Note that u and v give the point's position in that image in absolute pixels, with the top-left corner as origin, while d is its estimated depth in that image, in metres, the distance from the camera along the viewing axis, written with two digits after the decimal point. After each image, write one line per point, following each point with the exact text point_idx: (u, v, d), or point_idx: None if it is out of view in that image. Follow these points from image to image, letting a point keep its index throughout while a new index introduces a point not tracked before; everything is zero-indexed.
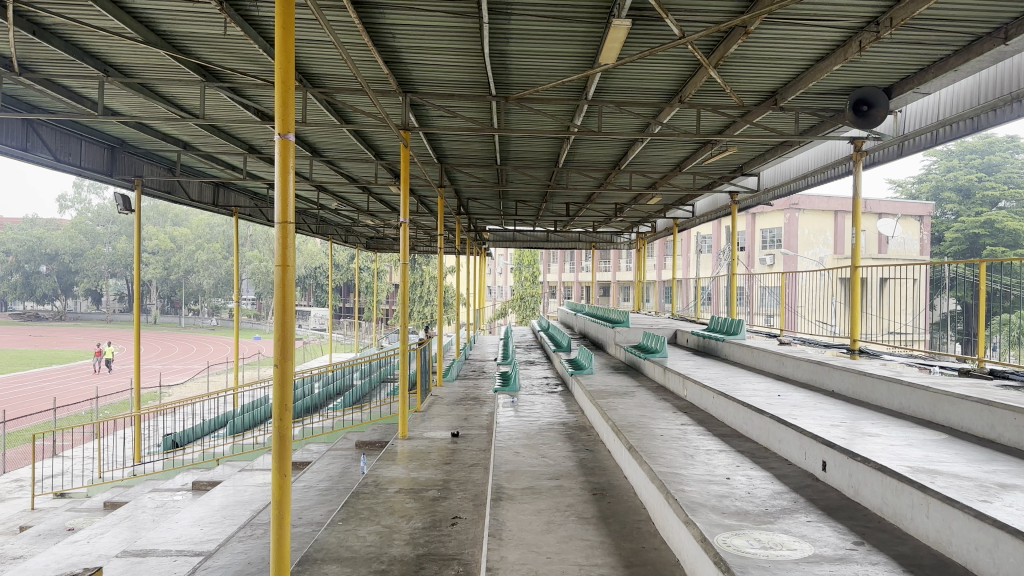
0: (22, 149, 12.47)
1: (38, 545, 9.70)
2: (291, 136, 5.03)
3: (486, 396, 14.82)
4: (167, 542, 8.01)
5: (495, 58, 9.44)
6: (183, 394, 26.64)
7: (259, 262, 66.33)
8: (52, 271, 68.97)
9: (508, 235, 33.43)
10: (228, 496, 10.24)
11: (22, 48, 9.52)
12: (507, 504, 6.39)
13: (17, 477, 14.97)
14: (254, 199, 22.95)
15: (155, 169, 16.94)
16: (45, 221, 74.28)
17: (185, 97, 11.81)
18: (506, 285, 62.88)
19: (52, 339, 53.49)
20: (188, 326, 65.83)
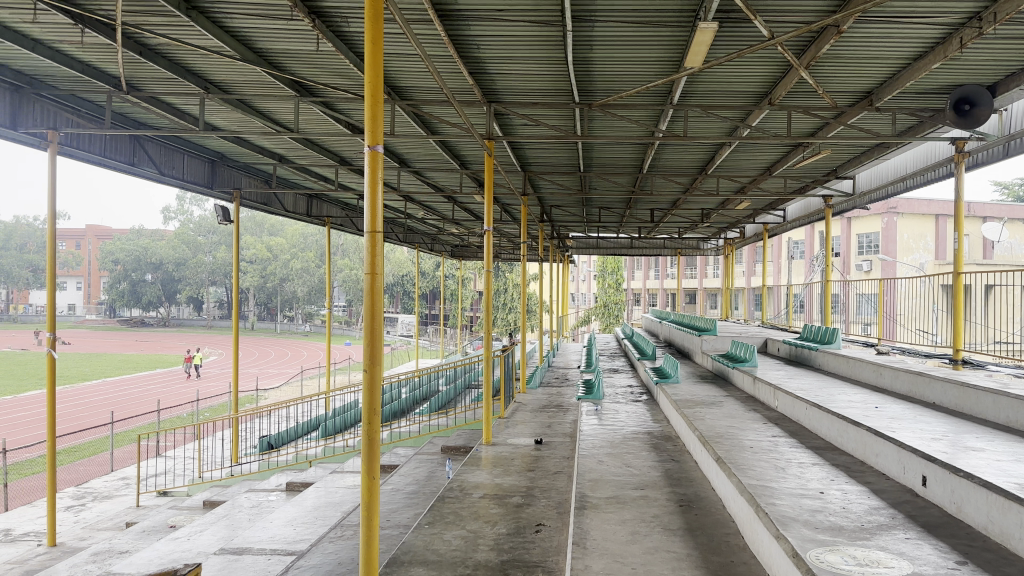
0: (129, 164, 13.28)
1: (143, 541, 10.26)
2: (379, 148, 5.16)
3: (569, 404, 14.79)
4: (261, 541, 8.33)
5: (579, 65, 9.45)
6: (277, 397, 27.69)
7: (348, 270, 68.32)
8: (158, 279, 72.96)
9: (591, 242, 33.33)
10: (319, 497, 10.57)
11: (132, 68, 10.15)
12: (592, 513, 6.35)
13: (124, 475, 15.88)
14: (345, 210, 23.70)
15: (252, 182, 17.73)
16: (151, 231, 78.57)
17: (281, 112, 12.32)
18: (590, 292, 62.70)
19: (156, 344, 56.49)
20: (283, 332, 68.38)
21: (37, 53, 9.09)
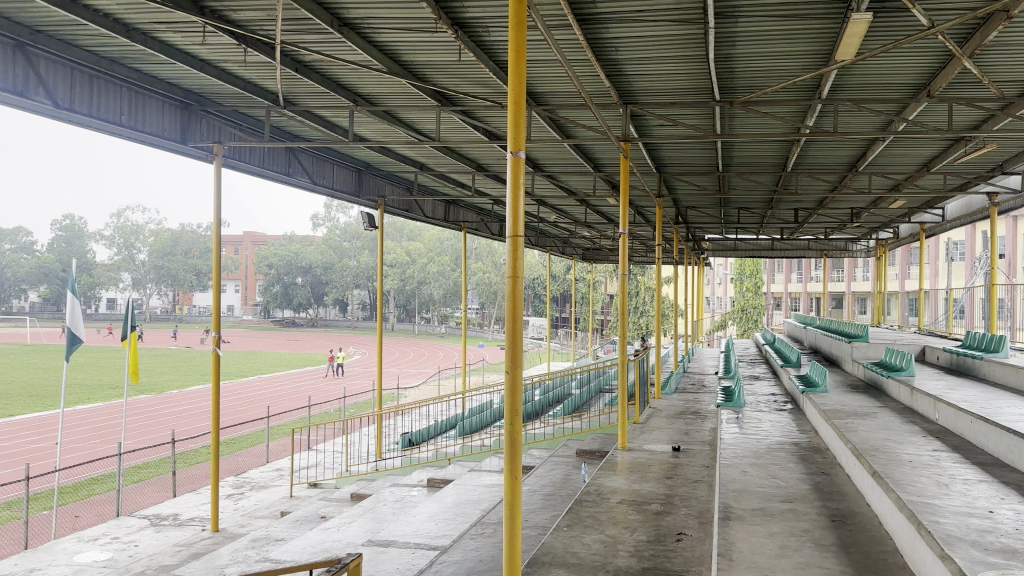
0: (285, 174, 14.20)
1: (297, 529, 10.92)
2: (522, 153, 5.25)
3: (707, 410, 14.40)
4: (406, 534, 8.67)
5: (720, 63, 9.20)
6: (416, 396, 28.69)
7: (482, 274, 69.77)
8: (307, 282, 77.56)
9: (728, 244, 32.34)
10: (459, 494, 10.86)
11: (290, 85, 10.86)
12: (735, 524, 6.16)
13: (279, 466, 16.97)
14: (480, 215, 24.25)
15: (395, 189, 18.50)
16: (301, 237, 83.58)
17: (423, 121, 12.78)
18: (726, 296, 60.76)
19: (305, 344, 60.01)
20: (421, 334, 70.79)
21: (206, 72, 9.92)
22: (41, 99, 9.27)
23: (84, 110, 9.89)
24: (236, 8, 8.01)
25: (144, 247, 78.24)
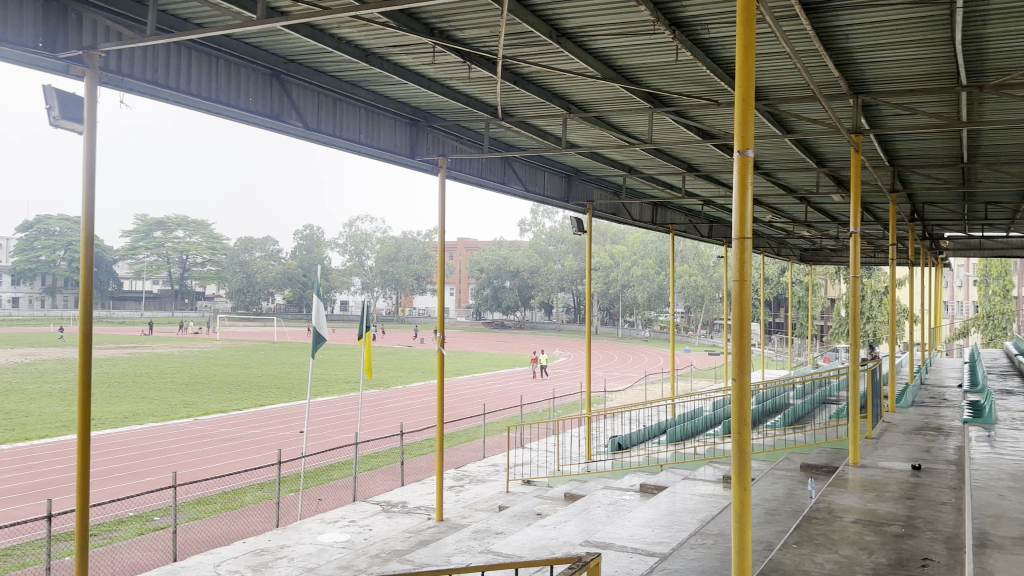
0: (500, 182, 14.82)
1: (515, 524, 11.32)
2: (749, 152, 5.06)
3: (952, 427, 12.96)
4: (622, 538, 8.68)
5: (971, 44, 8.26)
6: (623, 400, 28.64)
7: (689, 276, 68.06)
8: (514, 286, 80.29)
9: (973, 243, 28.94)
10: (673, 502, 10.69)
11: (508, 97, 11.32)
12: (998, 554, 5.49)
13: (495, 462, 17.72)
14: (689, 217, 23.72)
15: (604, 193, 18.62)
16: (510, 242, 86.63)
17: (634, 125, 12.76)
18: (969, 300, 54.32)
19: (514, 345, 62.09)
20: (626, 337, 70.51)
21: (432, 90, 10.62)
22: (293, 122, 10.54)
23: (327, 130, 11.11)
24: (461, 27, 8.50)
25: (370, 253, 85.19)
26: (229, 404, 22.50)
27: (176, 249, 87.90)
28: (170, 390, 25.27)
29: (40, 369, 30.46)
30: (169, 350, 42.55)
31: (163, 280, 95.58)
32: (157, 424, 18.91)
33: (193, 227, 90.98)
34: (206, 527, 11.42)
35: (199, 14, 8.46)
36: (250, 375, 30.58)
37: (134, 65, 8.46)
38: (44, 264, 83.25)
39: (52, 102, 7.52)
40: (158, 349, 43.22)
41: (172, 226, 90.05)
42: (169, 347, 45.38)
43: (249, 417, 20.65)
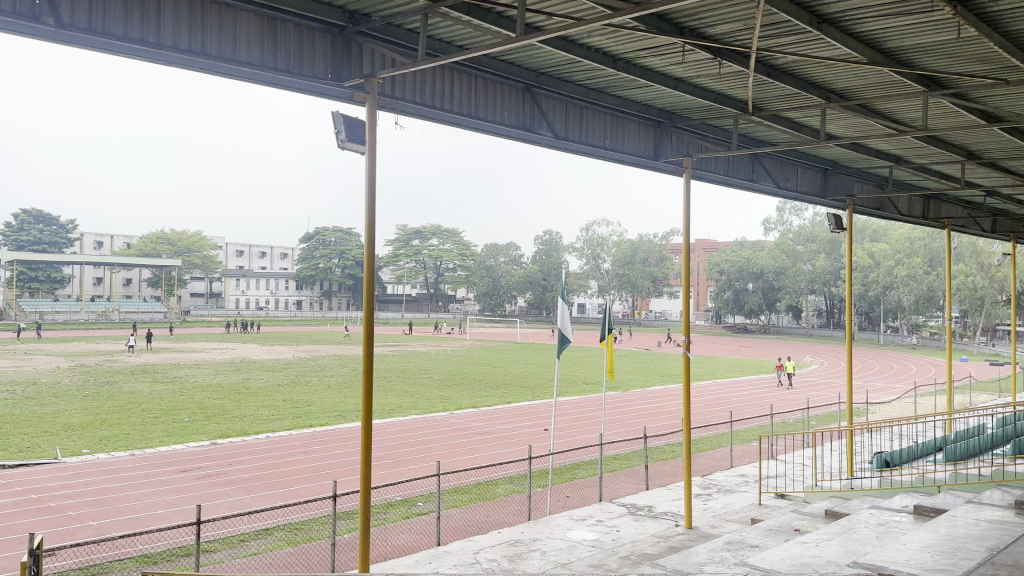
0: (749, 180, 14.26)
1: (771, 538, 10.76)
2: None
3: None
4: (897, 563, 7.91)
5: None
6: (888, 413, 26.04)
7: (966, 277, 60.16)
8: (758, 288, 76.58)
9: None
10: (957, 528, 9.53)
11: (759, 91, 10.86)
12: None
13: (744, 472, 17.01)
14: (969, 210, 21.04)
15: (865, 187, 17.14)
16: (753, 243, 82.66)
17: (904, 110, 11.62)
18: None
19: (758, 351, 59.05)
20: (887, 345, 64.08)
21: (680, 90, 10.49)
22: (543, 131, 11.12)
23: (574, 138, 11.56)
24: (712, 23, 8.31)
25: (607, 256, 85.66)
26: (480, 401, 23.85)
27: (430, 256, 95.55)
28: (428, 386, 27.36)
29: (321, 364, 34.51)
30: (425, 349, 46.13)
31: (419, 283, 104.01)
32: (417, 416, 20.56)
33: (444, 236, 98.37)
34: (464, 516, 12.16)
35: (462, 36, 9.04)
36: (498, 373, 32.18)
37: (406, 89, 9.31)
38: (322, 270, 94.27)
39: (338, 126, 8.20)
40: (416, 347, 47.01)
41: (427, 235, 98.21)
42: (426, 346, 49.18)
43: (498, 413, 21.73)
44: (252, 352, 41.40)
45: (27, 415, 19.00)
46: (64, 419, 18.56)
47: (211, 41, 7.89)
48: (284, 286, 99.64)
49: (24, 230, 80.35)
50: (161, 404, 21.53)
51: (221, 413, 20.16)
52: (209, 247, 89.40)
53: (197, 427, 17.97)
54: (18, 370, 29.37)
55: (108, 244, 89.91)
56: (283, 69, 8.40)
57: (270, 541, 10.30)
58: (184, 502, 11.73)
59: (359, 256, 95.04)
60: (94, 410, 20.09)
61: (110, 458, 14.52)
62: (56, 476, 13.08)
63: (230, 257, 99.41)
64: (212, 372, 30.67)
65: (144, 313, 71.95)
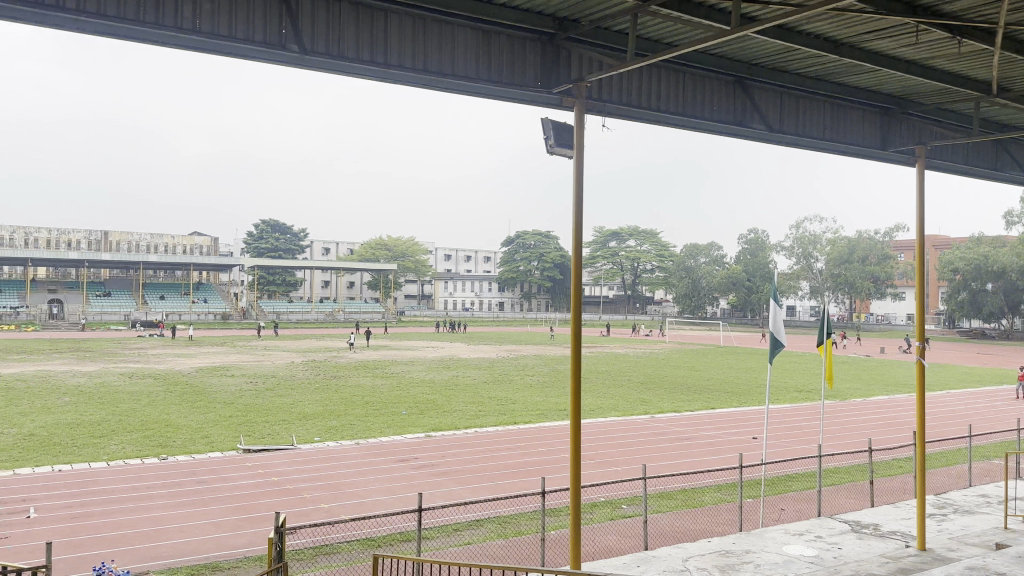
0: (992, 168, 12.72)
1: (1022, 566, 9.46)
2: None
3: None
4: None
5: None
6: None
7: None
8: (1000, 289, 68.29)
9: None
10: None
11: (1006, 68, 9.61)
12: None
13: (984, 492, 15.13)
14: None
15: None
16: (993, 237, 73.39)
17: None
18: None
19: (1001, 359, 52.31)
20: None
21: (911, 73, 9.56)
22: (756, 124, 10.86)
23: (789, 131, 11.17)
24: None
25: (820, 255, 79.97)
26: (683, 405, 23.30)
27: (628, 257, 95.12)
28: (628, 388, 27.20)
29: (523, 364, 35.54)
30: (625, 351, 45.91)
31: (617, 284, 103.83)
32: (618, 418, 20.51)
33: (644, 236, 97.32)
34: (672, 521, 11.91)
35: (669, 33, 8.91)
36: (700, 378, 31.24)
37: (614, 90, 9.45)
38: (523, 273, 96.89)
39: (547, 132, 8.38)
40: (615, 349, 46.94)
41: (625, 236, 97.74)
42: (625, 348, 48.93)
43: (702, 418, 21.11)
44: (458, 351, 43.53)
45: (269, 405, 21.38)
46: (299, 409, 20.65)
47: (432, 58, 8.48)
48: (487, 288, 103.87)
49: (266, 239, 90.49)
50: (380, 397, 23.28)
51: (433, 408, 21.40)
52: (420, 251, 94.91)
53: (412, 420, 19.22)
54: (262, 365, 33.07)
55: (334, 250, 98.83)
56: (496, 80, 8.82)
57: (481, 532, 10.76)
58: (403, 490, 12.60)
59: (559, 258, 96.57)
60: (324, 402, 22.11)
61: (338, 446, 15.95)
62: (294, 460, 14.61)
63: (438, 260, 105.33)
64: (424, 369, 32.65)
65: (364, 313, 78.26)
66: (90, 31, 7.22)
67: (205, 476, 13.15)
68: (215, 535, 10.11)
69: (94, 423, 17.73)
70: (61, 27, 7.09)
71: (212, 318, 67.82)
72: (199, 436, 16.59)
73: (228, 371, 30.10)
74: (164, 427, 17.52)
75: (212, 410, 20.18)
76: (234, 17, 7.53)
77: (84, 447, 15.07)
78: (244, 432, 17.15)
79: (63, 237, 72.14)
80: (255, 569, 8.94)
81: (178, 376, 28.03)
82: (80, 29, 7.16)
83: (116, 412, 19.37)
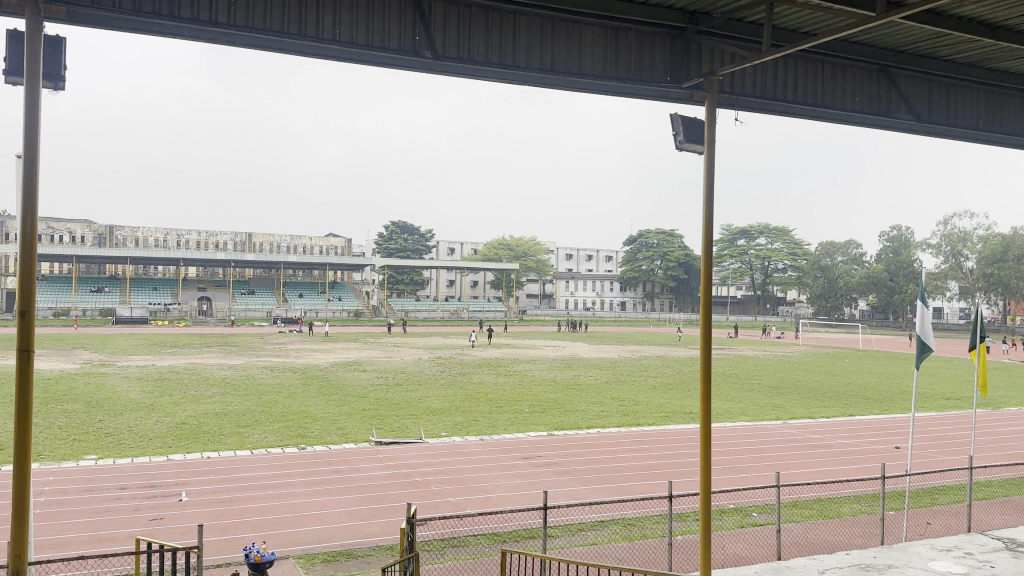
0: None
1: None
2: None
3: None
4: None
5: None
6: None
7: None
8: None
9: None
10: None
11: None
12: None
13: None
14: None
15: None
16: None
17: None
18: None
19: None
20: None
21: None
22: (903, 115, 10.27)
23: (939, 121, 10.53)
24: None
25: (972, 253, 74.08)
26: (816, 411, 22.19)
27: (757, 256, 91.90)
28: (757, 392, 26.20)
29: (647, 365, 35.00)
30: (753, 353, 44.27)
31: (745, 284, 100.35)
32: (747, 423, 19.81)
33: (774, 234, 93.45)
34: (806, 531, 11.35)
35: (807, 22, 8.51)
36: (836, 382, 29.69)
37: (748, 82, 9.16)
38: (646, 273, 95.37)
39: (677, 128, 8.19)
40: (743, 351, 45.36)
41: (754, 234, 94.33)
42: (754, 350, 47.19)
43: (837, 425, 20.02)
44: (581, 350, 43.52)
45: (398, 399, 22.14)
46: (426, 405, 21.28)
47: (559, 58, 8.54)
48: (609, 288, 103.09)
49: (394, 240, 93.84)
50: (503, 395, 23.60)
51: (555, 406, 21.45)
52: (542, 251, 96.58)
53: (535, 419, 19.36)
54: (391, 361, 34.37)
55: (459, 250, 101.17)
56: (623, 77, 8.78)
57: (606, 533, 10.68)
58: (527, 487, 12.71)
59: (683, 257, 94.35)
60: (450, 398, 22.70)
61: (463, 442, 16.31)
62: (422, 454, 15.08)
63: (560, 260, 105.71)
64: (547, 368, 32.80)
65: (487, 312, 79.70)
66: (240, 44, 7.69)
67: (339, 466, 13.81)
68: (349, 523, 10.58)
69: (240, 413, 18.99)
70: (215, 41, 7.59)
71: (344, 316, 71.10)
72: (333, 428, 17.44)
73: (360, 367, 31.42)
74: (302, 419, 18.53)
75: (345, 404, 21.14)
76: (371, 25, 7.84)
77: (231, 435, 16.19)
78: (375, 425, 17.87)
79: (212, 239, 77.72)
80: (387, 557, 9.28)
81: (314, 370, 29.55)
82: (232, 43, 7.65)
83: (259, 404, 20.67)
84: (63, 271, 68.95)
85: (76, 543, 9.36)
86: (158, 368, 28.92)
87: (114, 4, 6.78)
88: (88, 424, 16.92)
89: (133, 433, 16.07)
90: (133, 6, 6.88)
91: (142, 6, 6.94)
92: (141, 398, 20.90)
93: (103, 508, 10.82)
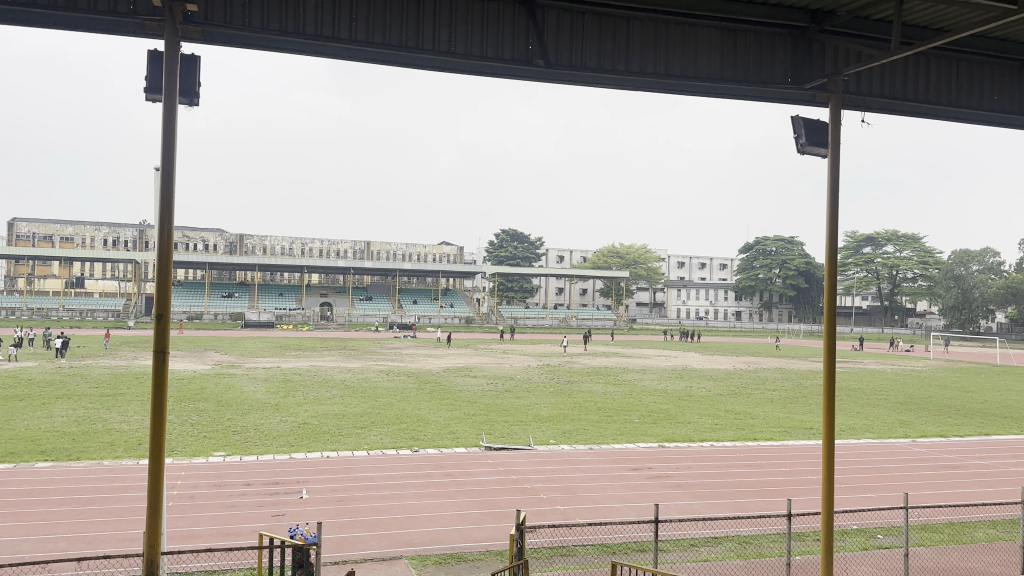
0: None
1: None
2: None
3: None
4: None
5: None
6: None
7: None
8: None
9: None
10: None
11: None
12: None
13: None
14: None
15: None
16: None
17: None
18: None
19: None
20: None
21: None
22: None
23: None
24: None
25: None
26: (951, 429, 20.68)
27: (885, 265, 87.06)
28: (885, 408, 24.67)
29: (764, 377, 33.80)
30: (879, 367, 41.76)
31: (871, 293, 95.34)
32: (874, 440, 18.74)
33: (903, 242, 88.62)
34: (938, 557, 10.58)
35: (941, 18, 7.95)
36: (974, 400, 27.58)
37: (877, 83, 8.67)
38: (763, 281, 92.26)
39: (798, 131, 7.86)
40: (868, 365, 42.88)
41: (881, 241, 89.38)
42: (881, 363, 44.38)
43: (976, 445, 18.57)
44: (694, 361, 42.61)
45: (508, 406, 22.31)
46: (536, 412, 21.32)
47: (674, 63, 8.42)
48: (723, 297, 100.53)
49: (505, 247, 95.07)
50: (613, 404, 23.39)
51: (666, 418, 21.02)
52: (652, 259, 95.29)
53: (645, 429, 19.05)
54: (501, 367, 34.91)
55: (568, 258, 101.27)
56: (743, 80, 8.53)
57: (720, 550, 10.32)
58: (638, 499, 12.49)
59: (803, 265, 90.31)
60: (559, 406, 22.70)
61: (573, 450, 16.26)
62: (532, 461, 15.10)
63: (672, 268, 103.86)
64: (658, 378, 32.29)
65: (596, 319, 79.33)
66: (360, 58, 8.00)
67: (451, 470, 14.05)
68: (460, 527, 10.74)
69: (357, 415, 19.69)
70: (338, 56, 7.92)
71: (455, 322, 72.67)
72: (446, 432, 17.77)
73: (471, 371, 32.07)
74: (416, 421, 19.01)
75: (457, 408, 21.58)
76: (485, 35, 7.97)
77: (349, 436, 16.79)
78: (486, 430, 18.08)
79: (333, 246, 81.23)
80: (496, 563, 9.34)
81: (427, 375, 30.27)
82: (351, 57, 7.97)
83: (376, 406, 21.34)
84: (197, 277, 73.96)
85: (206, 535, 9.96)
86: (282, 369, 30.44)
87: (245, 24, 7.19)
88: (218, 422, 18.02)
89: (258, 432, 16.95)
90: (263, 25, 7.27)
91: (270, 23, 7.31)
92: (266, 398, 22.08)
93: (229, 503, 11.46)
